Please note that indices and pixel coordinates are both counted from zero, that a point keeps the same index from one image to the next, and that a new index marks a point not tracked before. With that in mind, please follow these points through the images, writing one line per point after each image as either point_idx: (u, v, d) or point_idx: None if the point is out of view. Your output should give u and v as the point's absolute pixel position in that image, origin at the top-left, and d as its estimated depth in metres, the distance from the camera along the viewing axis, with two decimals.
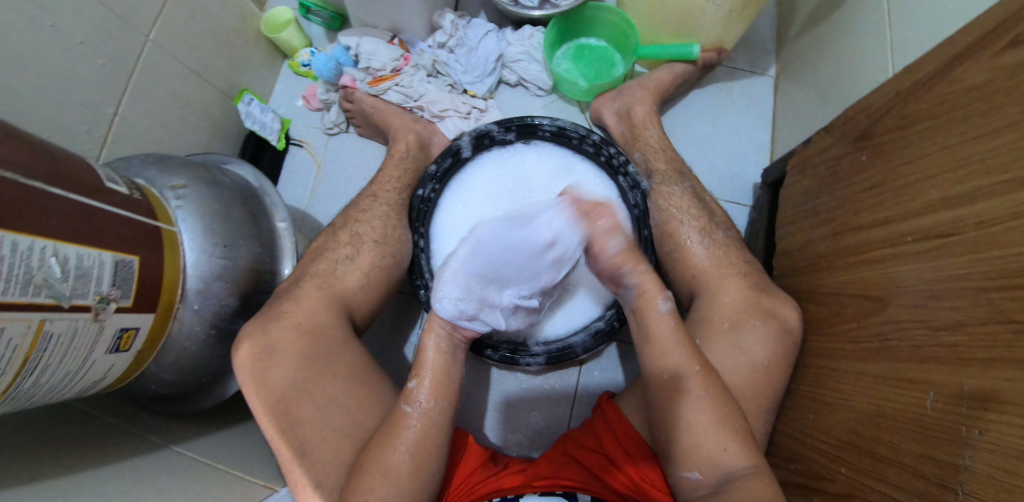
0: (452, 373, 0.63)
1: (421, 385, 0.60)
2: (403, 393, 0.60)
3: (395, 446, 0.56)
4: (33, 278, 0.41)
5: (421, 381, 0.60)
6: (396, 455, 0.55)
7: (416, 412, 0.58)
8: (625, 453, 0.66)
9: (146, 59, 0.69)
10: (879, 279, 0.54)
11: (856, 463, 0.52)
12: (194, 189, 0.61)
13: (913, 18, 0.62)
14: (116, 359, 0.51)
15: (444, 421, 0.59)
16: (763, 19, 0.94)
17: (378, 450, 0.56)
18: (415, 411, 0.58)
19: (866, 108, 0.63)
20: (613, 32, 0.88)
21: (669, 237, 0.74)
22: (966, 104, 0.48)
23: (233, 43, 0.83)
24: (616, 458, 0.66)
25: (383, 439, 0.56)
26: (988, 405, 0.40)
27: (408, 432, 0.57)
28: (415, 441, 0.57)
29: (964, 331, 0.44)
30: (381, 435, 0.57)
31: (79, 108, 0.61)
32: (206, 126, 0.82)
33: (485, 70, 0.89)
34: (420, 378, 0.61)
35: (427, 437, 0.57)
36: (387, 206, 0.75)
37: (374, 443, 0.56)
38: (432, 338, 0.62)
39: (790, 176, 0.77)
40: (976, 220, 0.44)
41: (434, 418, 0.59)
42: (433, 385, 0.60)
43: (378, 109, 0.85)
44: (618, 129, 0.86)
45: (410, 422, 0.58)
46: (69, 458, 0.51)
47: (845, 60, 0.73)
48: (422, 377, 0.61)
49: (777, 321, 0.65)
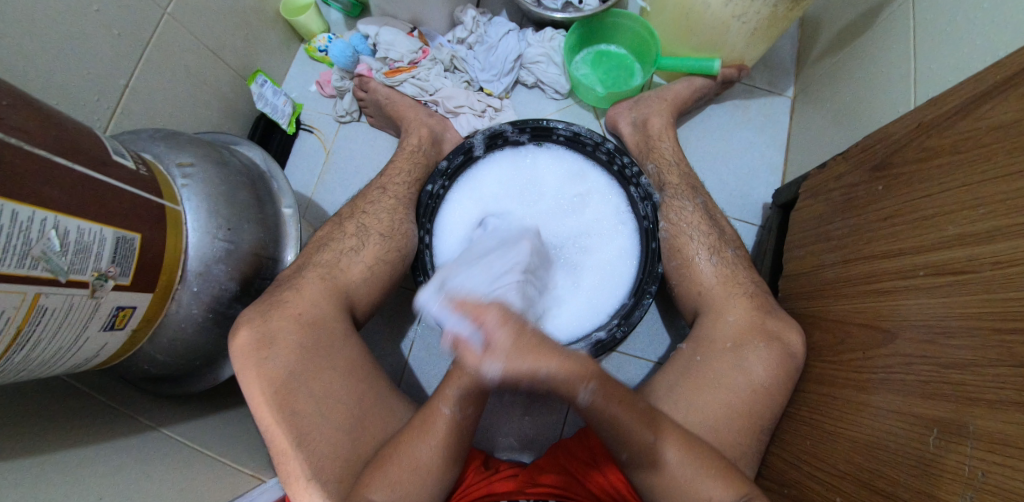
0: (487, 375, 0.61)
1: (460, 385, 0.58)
2: (438, 390, 0.60)
3: (425, 443, 0.56)
4: (31, 250, 0.40)
5: (462, 386, 0.58)
6: (425, 449, 0.56)
7: (453, 415, 0.58)
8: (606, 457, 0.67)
9: (161, 32, 0.67)
10: (886, 311, 0.54)
11: (851, 494, 0.51)
12: (202, 168, 0.60)
13: (940, 48, 0.61)
14: (110, 336, 0.50)
15: (473, 424, 0.60)
16: (785, 38, 0.93)
17: (407, 444, 0.56)
18: (451, 413, 0.58)
19: (885, 137, 0.62)
20: (634, 40, 0.87)
21: (677, 252, 0.74)
22: (990, 142, 0.47)
23: (250, 24, 0.82)
24: (598, 457, 0.67)
25: (417, 433, 0.57)
26: (992, 448, 0.40)
27: (442, 431, 0.57)
28: (445, 437, 0.57)
29: (972, 371, 0.43)
30: (412, 430, 0.57)
31: (90, 78, 0.60)
32: (217, 105, 0.80)
33: (503, 69, 0.88)
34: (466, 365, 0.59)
35: (458, 437, 0.59)
36: (395, 200, 0.74)
37: (400, 439, 0.57)
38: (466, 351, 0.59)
39: (802, 199, 0.76)
40: (993, 260, 0.43)
41: (466, 422, 0.59)
42: (467, 396, 0.58)
43: (392, 100, 0.84)
44: (632, 138, 0.85)
45: (444, 422, 0.58)
46: (55, 435, 0.50)
47: (865, 88, 0.73)
48: (458, 380, 0.59)
49: (781, 345, 0.64)
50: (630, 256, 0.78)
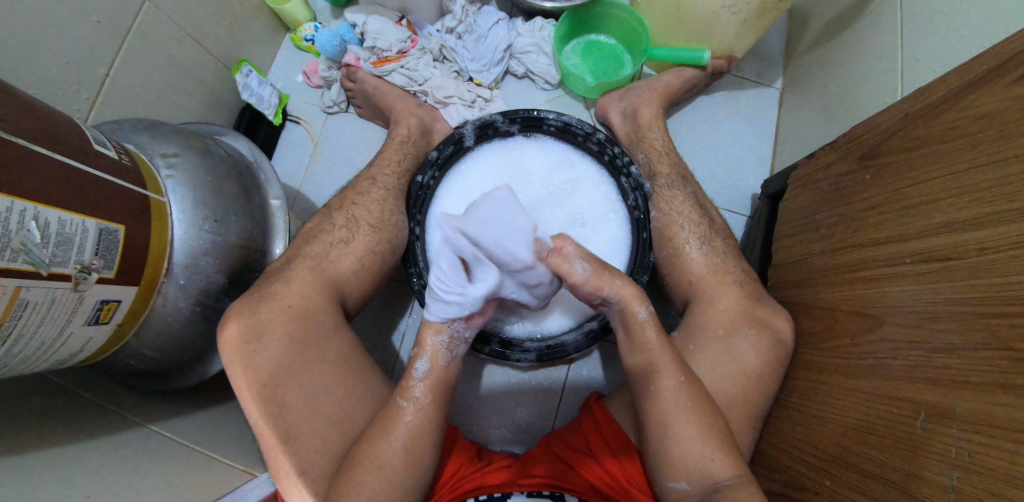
0: (450, 366, 0.62)
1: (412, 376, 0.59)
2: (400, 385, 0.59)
3: (389, 439, 0.55)
4: (10, 243, 0.38)
5: (417, 376, 0.59)
6: (389, 448, 0.55)
7: (411, 407, 0.57)
8: (607, 449, 0.66)
9: (143, 20, 0.66)
10: (874, 298, 0.54)
11: (841, 477, 0.52)
12: (188, 159, 0.59)
13: (927, 40, 0.61)
14: (95, 331, 0.49)
15: (439, 417, 0.59)
16: (774, 30, 0.94)
17: (373, 443, 0.55)
18: (408, 407, 0.57)
19: (873, 127, 0.62)
20: (624, 31, 0.87)
21: (668, 242, 0.74)
22: (975, 132, 0.47)
23: (234, 12, 0.80)
24: (595, 449, 0.66)
25: (379, 432, 0.55)
26: (978, 429, 0.40)
27: (404, 426, 0.56)
28: (409, 434, 0.56)
29: (957, 355, 0.44)
30: (375, 427, 0.56)
31: (69, 67, 0.58)
32: (202, 95, 0.79)
33: (493, 60, 0.87)
34: (424, 355, 0.60)
35: (422, 432, 0.57)
36: (385, 191, 0.73)
37: (370, 437, 0.55)
38: (429, 337, 0.61)
39: (791, 189, 0.77)
40: (978, 247, 0.44)
41: (431, 412, 0.58)
42: (431, 381, 0.59)
43: (381, 91, 0.83)
44: (622, 129, 0.85)
45: (406, 416, 0.57)
46: (39, 432, 0.49)
47: (853, 79, 0.73)
48: (414, 373, 0.60)
49: (770, 332, 0.65)
50: (621, 247, 0.77)
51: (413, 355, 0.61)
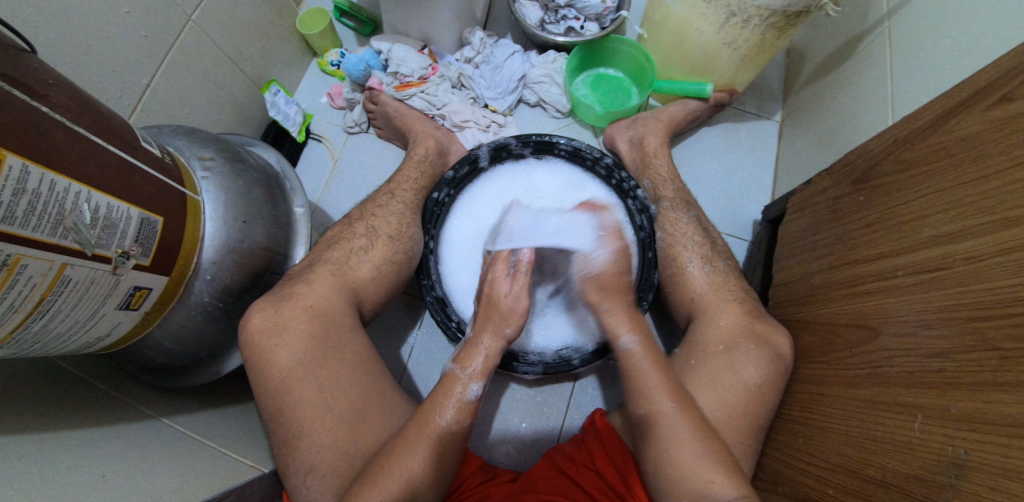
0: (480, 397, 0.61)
1: (463, 395, 0.59)
2: (437, 403, 0.59)
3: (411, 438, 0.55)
4: (63, 221, 0.41)
5: (469, 398, 0.59)
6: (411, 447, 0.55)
7: (449, 427, 0.57)
8: (619, 478, 0.65)
9: (185, 38, 0.71)
10: (870, 310, 0.57)
11: (844, 486, 0.53)
12: (221, 163, 0.62)
13: (913, 74, 0.66)
14: (124, 317, 0.51)
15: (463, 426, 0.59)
16: (771, 69, 1.00)
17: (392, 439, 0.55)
18: (448, 426, 0.57)
19: (865, 153, 0.66)
20: (630, 65, 0.93)
21: (671, 260, 0.77)
22: (958, 152, 0.51)
23: (268, 36, 0.86)
24: (614, 487, 0.64)
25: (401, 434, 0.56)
26: (973, 427, 0.42)
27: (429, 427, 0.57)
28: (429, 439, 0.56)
29: (951, 358, 0.45)
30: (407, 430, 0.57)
31: (117, 76, 0.63)
32: (232, 111, 0.83)
33: (507, 88, 0.93)
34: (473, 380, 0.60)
35: (449, 449, 0.57)
36: (403, 205, 0.77)
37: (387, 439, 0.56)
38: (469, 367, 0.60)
39: (790, 213, 0.80)
40: (965, 256, 0.47)
41: (460, 434, 0.58)
42: (462, 409, 0.59)
43: (401, 113, 0.88)
44: (629, 155, 0.89)
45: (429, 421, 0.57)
46: (59, 416, 0.49)
47: (846, 112, 0.78)
48: (454, 393, 0.59)
49: (771, 347, 0.67)
50: None
51: (459, 376, 0.60)
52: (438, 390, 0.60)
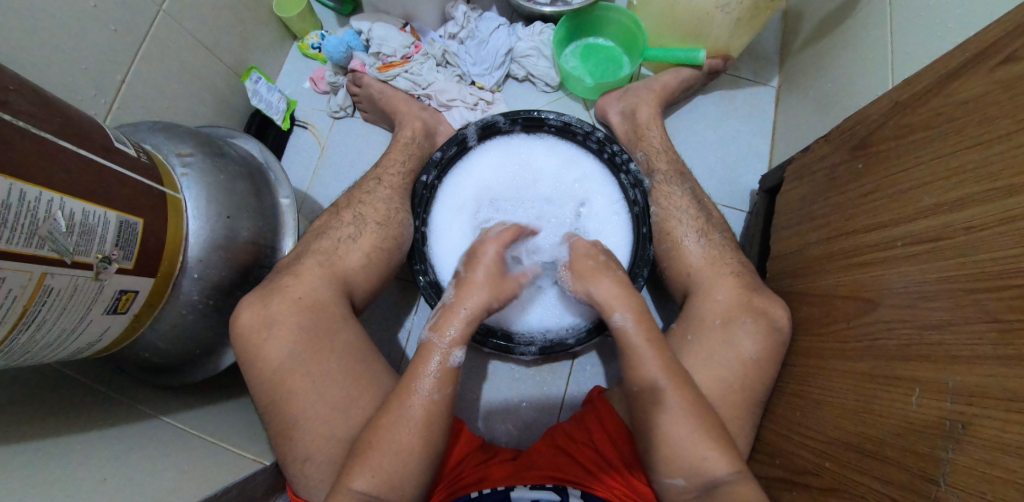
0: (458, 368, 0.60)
1: (443, 362, 0.58)
2: (413, 372, 0.58)
3: (406, 421, 0.55)
4: (38, 230, 0.40)
5: (452, 363, 0.59)
6: (408, 428, 0.55)
7: (428, 397, 0.56)
8: (620, 458, 0.66)
9: (157, 28, 0.68)
10: (869, 282, 0.56)
11: (840, 458, 0.53)
12: (201, 159, 0.61)
13: (915, 32, 0.63)
14: (113, 320, 0.51)
15: (446, 414, 0.58)
16: (769, 30, 0.96)
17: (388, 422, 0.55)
18: (430, 395, 0.57)
19: (865, 118, 0.64)
20: (621, 33, 0.89)
21: (666, 235, 0.75)
22: (960, 116, 0.49)
23: (244, 21, 0.83)
24: (614, 462, 0.66)
25: (397, 411, 0.56)
26: (971, 401, 0.41)
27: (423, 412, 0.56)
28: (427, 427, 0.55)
29: (950, 331, 0.45)
30: (392, 411, 0.56)
31: (88, 73, 0.61)
32: (212, 101, 0.81)
33: (494, 63, 0.90)
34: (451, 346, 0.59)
35: (436, 428, 0.56)
36: (391, 190, 0.75)
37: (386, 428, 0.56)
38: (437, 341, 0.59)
39: (787, 182, 0.78)
40: (967, 225, 0.45)
41: (443, 405, 0.57)
42: (442, 376, 0.58)
43: (386, 95, 0.86)
44: (621, 128, 0.87)
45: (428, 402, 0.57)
46: (56, 420, 0.50)
47: (845, 75, 0.75)
48: (432, 362, 0.58)
49: (768, 321, 0.66)
50: (622, 244, 0.79)
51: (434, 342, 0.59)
52: (415, 359, 0.59)
